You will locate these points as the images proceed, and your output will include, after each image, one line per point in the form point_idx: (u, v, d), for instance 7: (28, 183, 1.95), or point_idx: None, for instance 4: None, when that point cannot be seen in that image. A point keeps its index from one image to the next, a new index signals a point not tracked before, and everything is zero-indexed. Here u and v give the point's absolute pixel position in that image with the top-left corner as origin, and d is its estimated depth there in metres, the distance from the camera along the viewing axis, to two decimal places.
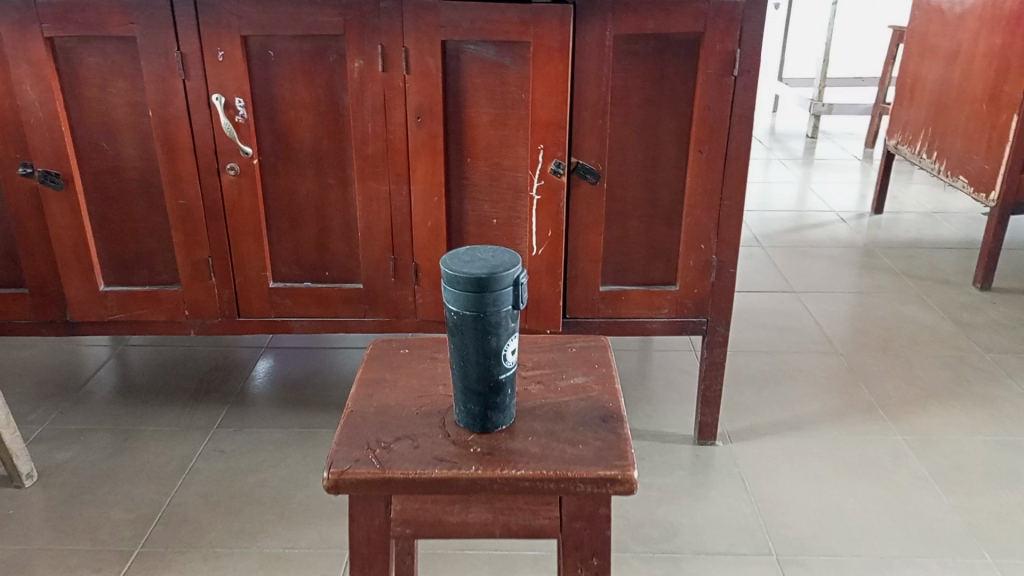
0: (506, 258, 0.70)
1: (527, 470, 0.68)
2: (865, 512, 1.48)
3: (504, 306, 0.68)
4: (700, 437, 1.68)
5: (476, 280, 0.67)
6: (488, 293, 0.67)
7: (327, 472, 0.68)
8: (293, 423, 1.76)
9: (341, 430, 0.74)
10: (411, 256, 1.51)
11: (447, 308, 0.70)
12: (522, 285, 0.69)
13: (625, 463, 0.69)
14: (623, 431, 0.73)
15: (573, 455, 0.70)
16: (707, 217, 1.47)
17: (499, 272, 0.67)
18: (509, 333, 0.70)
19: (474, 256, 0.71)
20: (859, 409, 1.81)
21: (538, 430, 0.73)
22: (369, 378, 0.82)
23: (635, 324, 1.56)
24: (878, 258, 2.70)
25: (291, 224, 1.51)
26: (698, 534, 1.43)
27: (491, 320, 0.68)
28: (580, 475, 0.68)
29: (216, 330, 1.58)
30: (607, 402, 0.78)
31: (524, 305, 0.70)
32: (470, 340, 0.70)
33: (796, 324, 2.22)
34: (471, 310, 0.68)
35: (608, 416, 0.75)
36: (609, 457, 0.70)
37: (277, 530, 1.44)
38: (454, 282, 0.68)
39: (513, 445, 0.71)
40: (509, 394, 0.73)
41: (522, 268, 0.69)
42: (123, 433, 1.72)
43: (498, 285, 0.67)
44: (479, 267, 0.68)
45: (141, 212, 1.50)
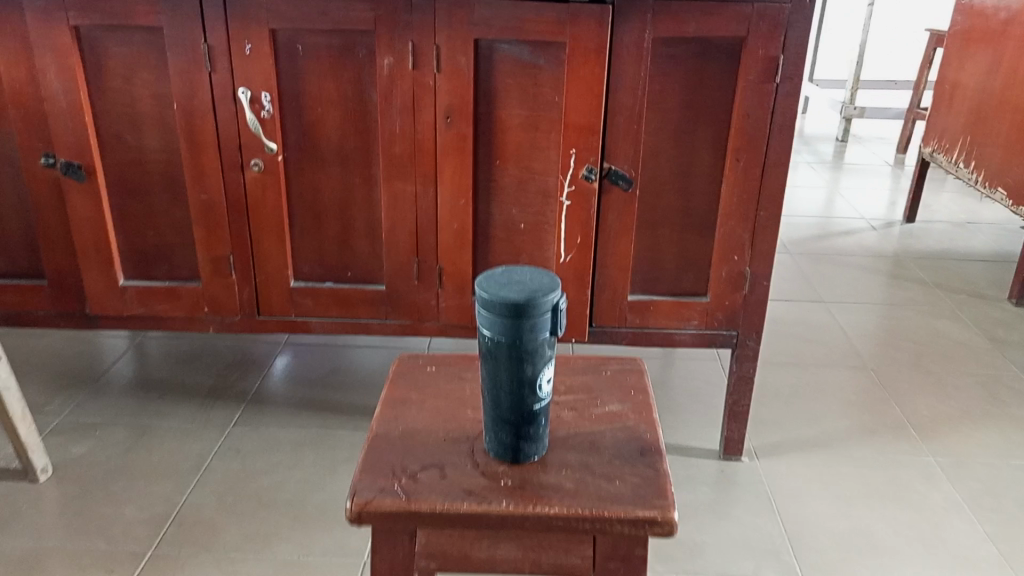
0: (546, 281, 0.66)
1: (561, 508, 0.65)
2: (897, 538, 1.44)
3: (542, 333, 0.65)
4: (724, 451, 1.64)
5: (512, 305, 0.63)
6: (526, 319, 0.64)
7: (350, 502, 0.66)
8: (310, 423, 1.73)
9: (365, 456, 0.71)
10: (436, 258, 1.47)
11: (481, 332, 0.66)
12: (561, 310, 0.65)
13: (665, 504, 0.65)
14: (662, 466, 0.70)
15: (609, 492, 0.67)
16: (742, 227, 1.42)
17: (538, 297, 0.63)
18: (546, 361, 0.66)
19: (511, 278, 0.67)
20: (889, 427, 1.76)
21: (572, 463, 0.70)
22: (395, 399, 0.80)
23: (663, 335, 1.52)
24: (909, 269, 2.64)
25: (314, 222, 1.47)
26: (722, 555, 1.39)
27: (527, 347, 0.65)
28: (617, 515, 0.65)
29: (235, 327, 1.56)
30: (645, 433, 0.74)
31: (563, 332, 0.66)
32: (503, 367, 0.66)
33: (825, 336, 2.16)
34: (507, 336, 0.64)
35: (646, 449, 0.72)
36: (648, 495, 0.66)
37: (292, 535, 1.41)
38: (489, 306, 0.64)
39: (546, 478, 0.68)
40: (543, 424, 0.69)
41: (562, 293, 0.65)
42: (139, 428, 1.70)
43: (537, 310, 0.64)
44: (516, 291, 0.64)
45: (163, 206, 1.47)
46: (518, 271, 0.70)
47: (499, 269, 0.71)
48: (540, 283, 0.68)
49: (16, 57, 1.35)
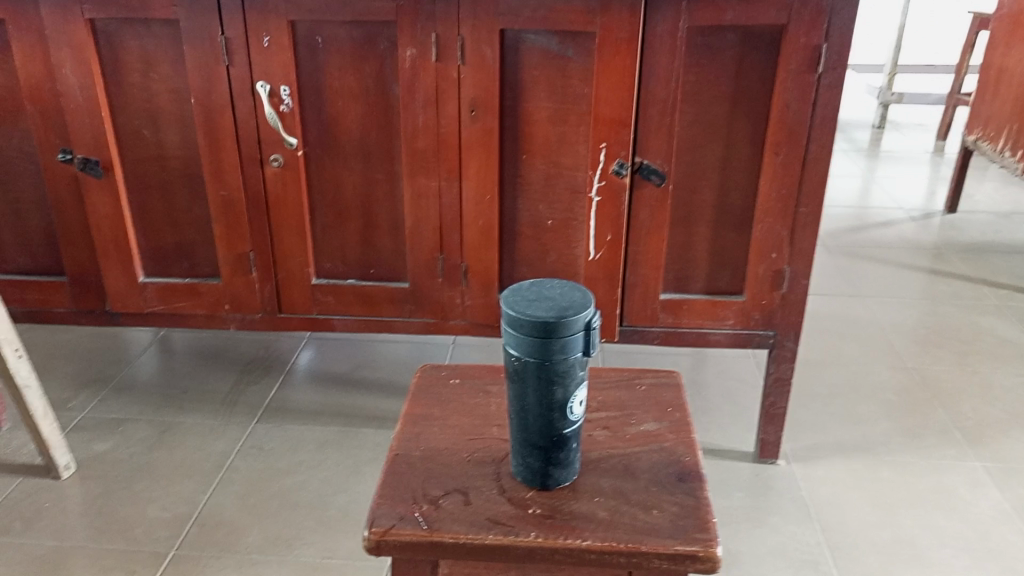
0: (578, 299, 0.64)
1: (595, 541, 0.63)
2: (942, 549, 1.38)
3: (573, 354, 0.63)
4: (759, 455, 1.58)
5: (542, 324, 0.61)
6: (555, 339, 0.62)
7: (369, 531, 0.64)
8: (333, 422, 1.70)
9: (384, 480, 0.70)
10: (461, 256, 1.42)
11: (508, 352, 0.64)
12: (594, 330, 0.63)
13: (707, 539, 0.63)
14: (703, 495, 0.67)
15: (646, 524, 0.64)
16: (781, 224, 1.36)
17: (569, 316, 0.61)
18: (578, 383, 0.64)
19: (539, 294, 0.65)
20: (932, 430, 1.69)
21: (605, 490, 0.68)
22: (417, 415, 0.79)
23: (696, 335, 1.46)
24: (951, 262, 2.55)
25: (336, 219, 1.43)
26: (758, 564, 1.34)
27: (557, 368, 0.63)
28: (655, 550, 0.62)
29: (257, 325, 1.53)
30: (683, 456, 0.72)
31: (596, 352, 0.64)
32: (532, 390, 0.64)
33: (863, 333, 2.09)
34: (536, 357, 0.62)
35: (685, 474, 0.70)
36: (687, 527, 0.64)
37: (315, 539, 1.38)
38: (517, 325, 0.62)
39: (578, 507, 0.66)
40: (574, 448, 0.67)
41: (595, 311, 0.63)
42: (162, 425, 1.69)
43: (569, 330, 0.62)
44: (546, 309, 0.63)
45: (182, 202, 1.44)
46: (547, 286, 0.69)
47: (527, 283, 0.69)
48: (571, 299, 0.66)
49: (33, 51, 1.32)
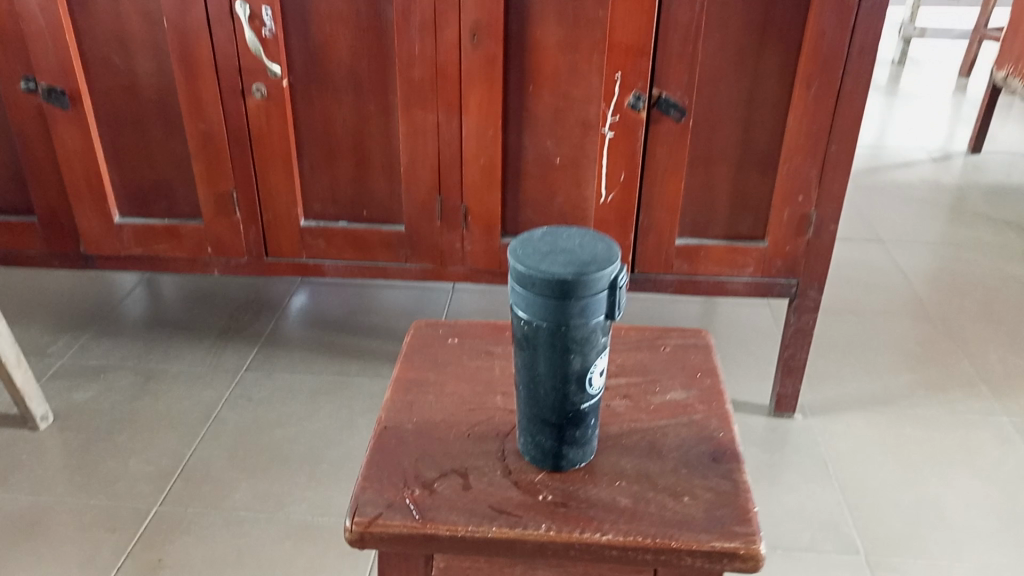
0: (601, 252, 0.57)
1: (617, 536, 0.57)
2: (969, 510, 1.30)
3: (594, 318, 0.56)
4: (776, 409, 1.50)
5: (559, 283, 0.54)
6: (574, 301, 0.55)
7: (352, 522, 0.58)
8: (327, 369, 1.62)
9: (371, 458, 0.64)
10: (461, 196, 1.32)
11: (518, 313, 0.57)
12: (619, 288, 0.56)
13: (748, 534, 0.57)
14: (742, 480, 0.62)
15: (677, 515, 0.59)
16: (809, 163, 1.25)
17: (590, 274, 0.54)
18: (598, 350, 0.58)
19: (555, 246, 0.58)
20: (957, 383, 1.61)
21: (628, 473, 0.63)
22: (410, 380, 0.73)
23: (713, 283, 1.36)
24: (975, 206, 2.43)
25: (326, 156, 1.32)
26: (774, 525, 1.27)
27: (575, 335, 0.56)
28: (687, 546, 0.57)
29: (242, 270, 1.43)
30: (716, 433, 0.67)
31: (619, 314, 0.57)
32: (544, 358, 0.58)
33: (884, 280, 1.99)
34: (551, 319, 0.56)
35: (719, 455, 0.65)
36: (723, 519, 0.59)
37: (306, 495, 1.31)
38: (528, 283, 0.55)
39: (597, 494, 0.61)
40: (591, 425, 0.62)
41: (621, 267, 0.56)
42: (147, 373, 1.60)
43: (591, 289, 0.55)
44: (563, 265, 0.55)
45: (158, 137, 1.33)
46: (564, 235, 0.61)
47: (539, 231, 0.61)
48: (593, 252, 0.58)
49: None
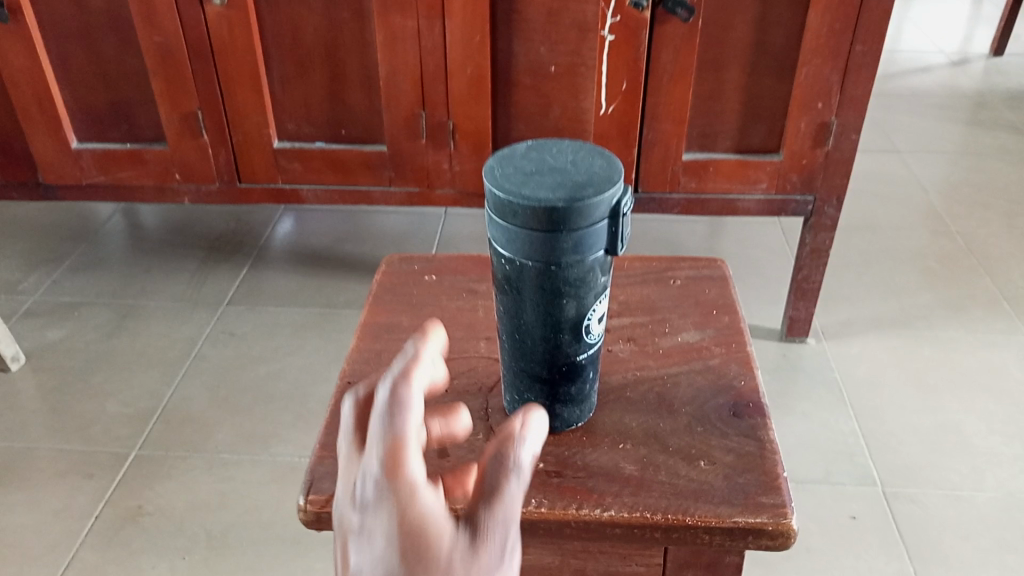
0: (599, 172, 0.48)
1: (621, 513, 0.54)
2: (992, 437, 1.23)
3: (590, 254, 0.49)
4: (787, 333, 1.42)
5: (547, 214, 0.46)
6: (565, 235, 0.47)
7: (304, 502, 0.54)
8: (313, 301, 1.53)
9: (329, 422, 0.60)
10: (447, 111, 1.20)
11: (499, 250, 0.50)
12: (621, 218, 0.48)
13: (775, 509, 0.53)
14: (768, 439, 0.58)
15: (692, 486, 0.55)
16: (830, 67, 1.12)
17: (584, 201, 0.45)
18: (594, 289, 0.51)
19: (541, 164, 0.49)
20: (979, 301, 1.52)
21: (633, 435, 0.59)
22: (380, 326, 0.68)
23: (722, 202, 1.26)
24: (997, 112, 2.29)
25: (297, 70, 1.20)
26: (787, 457, 1.20)
27: (568, 276, 0.49)
28: (705, 523, 0.53)
29: (214, 197, 1.32)
30: (737, 382, 0.64)
31: (621, 248, 0.50)
32: (532, 302, 0.51)
33: (902, 194, 1.88)
34: (539, 256, 0.48)
35: (740, 411, 0.61)
36: (748, 489, 0.55)
37: (292, 436, 1.24)
38: (509, 214, 0.47)
39: (598, 459, 0.57)
40: (588, 380, 0.57)
41: (623, 192, 0.47)
42: (123, 309, 1.52)
43: (586, 219, 0.46)
44: (552, 189, 0.47)
45: (111, 52, 1.20)
46: (553, 149, 0.52)
47: (522, 146, 0.52)
48: (589, 168, 0.50)
49: None
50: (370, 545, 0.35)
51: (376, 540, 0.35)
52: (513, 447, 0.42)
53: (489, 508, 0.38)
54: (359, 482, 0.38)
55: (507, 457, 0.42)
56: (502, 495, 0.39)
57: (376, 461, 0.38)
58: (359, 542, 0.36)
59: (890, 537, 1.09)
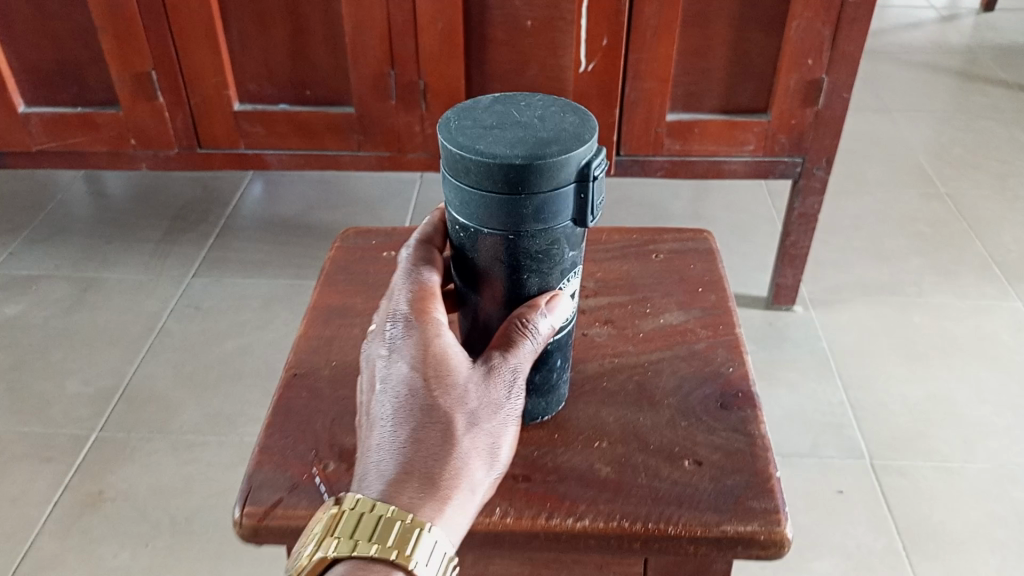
0: (568, 129, 0.46)
1: (596, 522, 0.50)
2: (983, 406, 1.20)
3: (552, 222, 0.47)
4: (774, 300, 1.37)
5: (501, 174, 0.44)
6: (522, 198, 0.45)
7: (241, 517, 0.52)
8: (282, 272, 1.47)
9: (271, 423, 0.59)
10: (417, 70, 1.14)
11: (456, 211, 0.48)
12: (589, 185, 0.46)
13: (767, 516, 0.50)
14: (757, 435, 0.55)
15: (677, 492, 0.52)
16: (822, 20, 1.06)
17: (541, 161, 0.43)
18: (559, 260, 0.49)
19: (505, 120, 0.47)
20: (969, 265, 1.48)
21: (611, 432, 0.56)
22: (335, 315, 0.68)
23: (708, 165, 1.20)
24: (988, 68, 2.24)
25: (256, 26, 1.12)
26: (774, 430, 1.16)
27: (527, 244, 0.48)
28: (690, 532, 0.49)
29: (173, 164, 1.25)
30: (725, 370, 0.61)
31: (589, 218, 0.48)
32: (491, 271, 0.50)
33: (891, 155, 1.83)
34: (498, 218, 0.46)
35: (729, 402, 0.58)
36: (736, 492, 0.51)
37: (261, 414, 1.19)
38: (462, 171, 0.45)
39: (570, 460, 0.54)
40: (557, 368, 0.55)
41: (591, 153, 0.45)
42: (84, 282, 1.45)
43: (549, 180, 0.44)
44: (510, 145, 0.45)
45: (55, 7, 1.12)
46: (521, 103, 0.50)
47: (487, 99, 0.50)
48: (558, 125, 0.48)
49: None
50: (398, 365, 0.50)
51: (401, 361, 0.50)
52: (532, 317, 0.50)
53: (502, 353, 0.50)
54: (390, 322, 0.52)
55: (527, 324, 0.50)
56: (512, 345, 0.50)
57: (406, 307, 0.52)
58: (388, 361, 0.50)
59: (879, 513, 1.05)
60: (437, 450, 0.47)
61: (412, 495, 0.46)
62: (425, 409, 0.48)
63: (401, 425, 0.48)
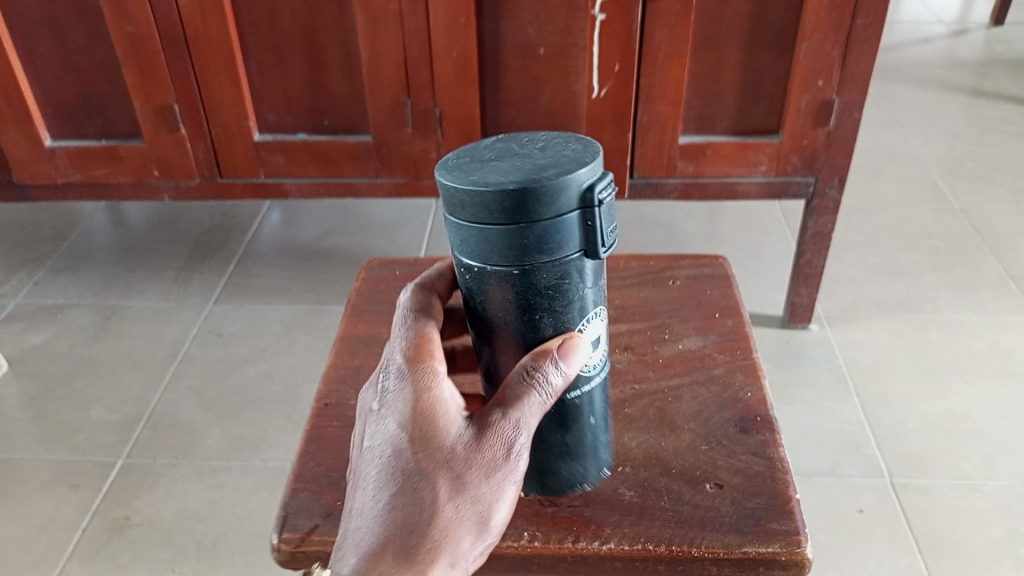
0: (569, 155, 0.45)
1: (622, 545, 0.51)
2: (1002, 422, 1.20)
3: (557, 251, 0.46)
4: (790, 319, 1.38)
5: (495, 202, 0.43)
6: (521, 227, 0.44)
7: (280, 543, 0.54)
8: (301, 298, 1.49)
9: (304, 450, 0.60)
10: (432, 98, 1.16)
11: (459, 247, 0.48)
12: (593, 210, 0.45)
13: (788, 537, 0.50)
14: (777, 459, 0.56)
15: (700, 514, 0.52)
16: (832, 41, 1.07)
17: (535, 184, 0.43)
18: (570, 291, 0.48)
19: (506, 151, 0.47)
20: (985, 281, 1.48)
21: (634, 456, 0.57)
22: (360, 345, 0.70)
23: (721, 186, 1.21)
24: (998, 82, 2.24)
25: (275, 57, 1.14)
26: (792, 448, 1.17)
27: (532, 277, 0.47)
28: (713, 553, 0.50)
29: (195, 193, 1.28)
30: (745, 394, 0.61)
31: (598, 245, 0.46)
32: (500, 308, 0.50)
33: (903, 170, 1.84)
34: (499, 249, 0.46)
35: (749, 425, 0.59)
36: (757, 514, 0.52)
37: (283, 439, 1.20)
38: (458, 204, 0.45)
39: (595, 484, 0.55)
40: (589, 425, 0.52)
41: (591, 177, 0.44)
42: (108, 310, 1.48)
43: (549, 206, 0.44)
44: (506, 173, 0.44)
45: (80, 42, 1.15)
46: (528, 139, 0.50)
47: (493, 137, 0.51)
48: (562, 153, 0.47)
49: None
50: (388, 427, 0.50)
51: (389, 423, 0.50)
52: (541, 367, 0.48)
53: (500, 410, 0.49)
54: (386, 375, 0.53)
55: (534, 376, 0.48)
56: (511, 402, 0.48)
57: (401, 361, 0.52)
58: (379, 417, 0.51)
59: (900, 531, 1.05)
60: (418, 518, 0.48)
61: (387, 567, 0.47)
62: (409, 476, 0.49)
63: (386, 489, 0.49)
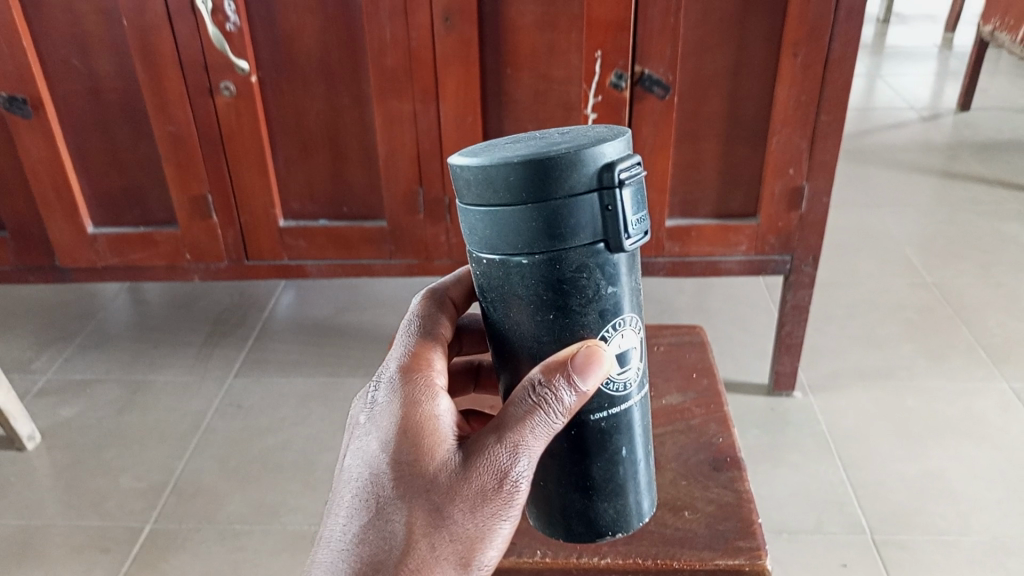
0: (586, 139, 0.51)
1: (616, 559, 0.62)
2: (976, 482, 1.28)
3: (569, 230, 0.51)
4: (775, 387, 1.47)
5: (504, 176, 0.50)
6: (533, 202, 0.50)
7: None
8: (316, 372, 1.58)
9: None
10: (442, 187, 1.28)
11: (474, 236, 0.54)
12: (604, 188, 0.50)
13: (752, 551, 0.61)
14: (744, 491, 0.67)
15: (680, 535, 0.63)
16: (800, 135, 1.20)
17: (542, 158, 0.49)
18: (586, 284, 0.54)
19: (531, 141, 0.54)
20: (958, 350, 1.58)
21: None
22: None
23: (706, 264, 1.32)
24: (967, 164, 2.39)
25: (300, 151, 1.27)
26: (779, 508, 1.25)
27: (546, 259, 0.52)
28: (691, 565, 0.61)
29: (222, 274, 1.39)
30: (717, 440, 0.72)
31: (612, 226, 0.52)
32: (519, 296, 0.55)
33: (879, 247, 1.96)
34: (511, 232, 0.52)
35: (720, 463, 0.69)
36: (727, 534, 0.63)
37: (301, 504, 1.28)
38: (471, 185, 0.51)
39: None
40: (620, 452, 0.59)
41: (601, 156, 0.50)
42: (134, 384, 1.57)
43: (562, 182, 0.49)
44: (521, 151, 0.50)
45: (126, 141, 1.28)
46: (557, 135, 0.57)
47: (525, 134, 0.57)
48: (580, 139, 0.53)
49: None
50: (381, 452, 0.57)
51: (383, 450, 0.57)
52: (557, 384, 0.54)
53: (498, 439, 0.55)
54: (384, 405, 0.60)
55: (549, 394, 0.54)
56: (508, 432, 0.55)
57: (401, 394, 0.60)
58: (373, 441, 0.58)
59: None
60: (401, 536, 0.55)
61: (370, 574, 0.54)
62: (399, 497, 0.55)
63: (376, 508, 0.56)
